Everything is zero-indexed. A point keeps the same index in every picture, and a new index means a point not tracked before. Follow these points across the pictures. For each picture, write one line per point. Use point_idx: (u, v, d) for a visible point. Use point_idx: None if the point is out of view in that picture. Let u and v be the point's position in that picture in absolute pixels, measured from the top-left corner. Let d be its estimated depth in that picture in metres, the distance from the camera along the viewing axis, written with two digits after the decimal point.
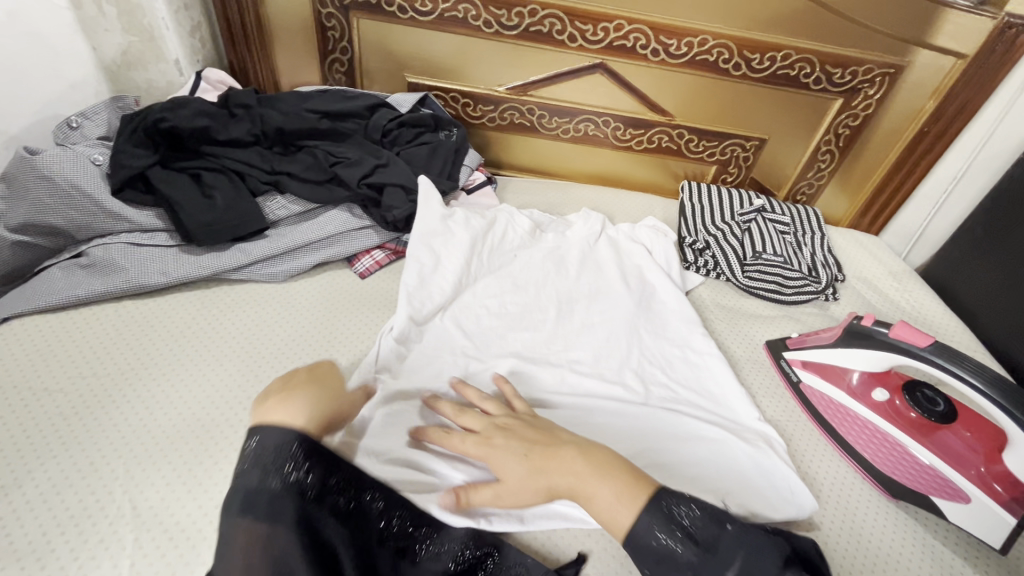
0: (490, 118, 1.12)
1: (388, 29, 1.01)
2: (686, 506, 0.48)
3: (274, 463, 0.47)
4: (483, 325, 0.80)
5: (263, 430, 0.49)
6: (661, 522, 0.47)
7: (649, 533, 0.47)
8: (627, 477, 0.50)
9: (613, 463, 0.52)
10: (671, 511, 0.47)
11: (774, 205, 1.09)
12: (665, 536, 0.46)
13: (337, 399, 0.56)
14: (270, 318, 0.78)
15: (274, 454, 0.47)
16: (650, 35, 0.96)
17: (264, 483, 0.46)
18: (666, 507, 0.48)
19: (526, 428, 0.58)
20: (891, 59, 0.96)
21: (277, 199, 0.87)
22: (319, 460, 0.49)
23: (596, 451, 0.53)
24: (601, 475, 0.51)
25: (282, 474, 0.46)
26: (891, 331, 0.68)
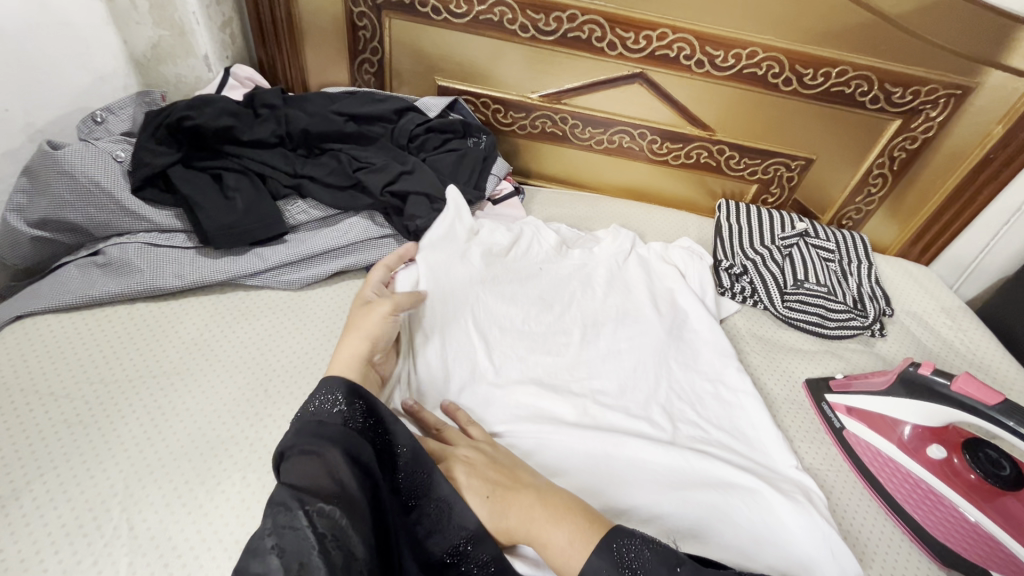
0: (521, 125, 1.07)
1: (421, 30, 0.97)
2: (635, 545, 0.48)
3: (324, 398, 0.51)
4: (503, 346, 0.77)
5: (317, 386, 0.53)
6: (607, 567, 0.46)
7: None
8: (579, 519, 0.50)
9: (573, 509, 0.51)
10: (620, 554, 0.47)
11: (818, 230, 1.02)
12: None
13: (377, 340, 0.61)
14: (284, 327, 0.75)
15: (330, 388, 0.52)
16: (695, 45, 0.91)
17: (317, 412, 0.50)
18: (615, 549, 0.47)
19: (489, 467, 0.56)
20: (958, 80, 0.89)
21: (298, 203, 0.84)
22: (366, 402, 0.52)
23: (556, 496, 0.53)
24: (555, 520, 0.50)
25: (331, 406, 0.50)
26: (952, 383, 0.62)
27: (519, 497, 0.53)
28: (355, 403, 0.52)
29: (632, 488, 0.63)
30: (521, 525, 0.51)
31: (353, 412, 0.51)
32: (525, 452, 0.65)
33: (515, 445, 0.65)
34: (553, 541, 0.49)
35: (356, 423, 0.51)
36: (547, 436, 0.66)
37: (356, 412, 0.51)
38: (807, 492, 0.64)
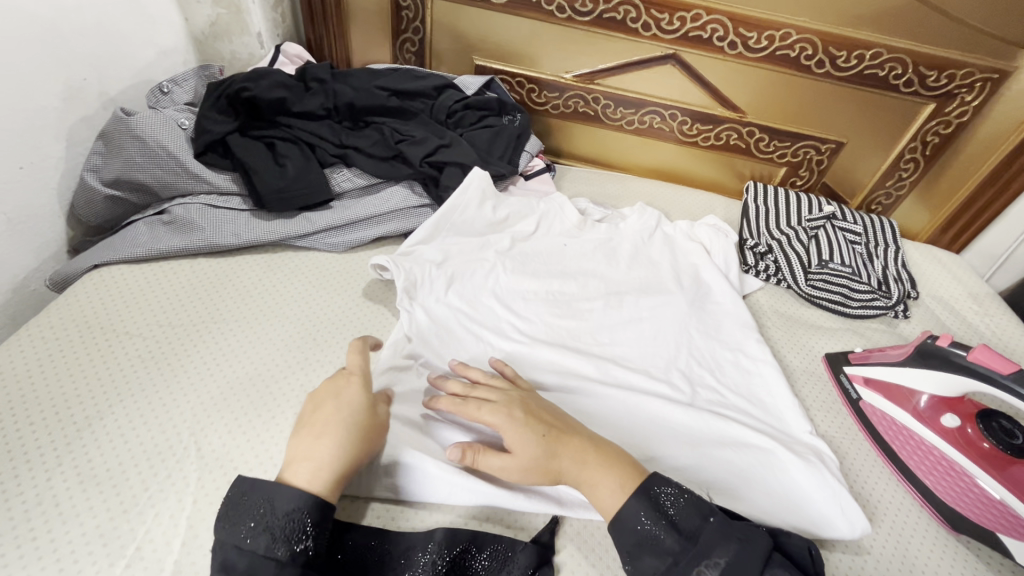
0: (554, 105, 1.11)
1: (462, 11, 1.01)
2: (672, 495, 0.52)
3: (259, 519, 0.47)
4: (530, 309, 0.82)
5: (273, 494, 0.48)
6: (642, 510, 0.51)
7: (633, 517, 0.51)
8: (627, 471, 0.55)
9: (622, 461, 0.56)
10: (658, 498, 0.52)
11: (846, 213, 1.03)
12: (649, 522, 0.50)
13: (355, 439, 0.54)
14: (330, 285, 0.81)
15: (268, 513, 0.47)
16: (729, 26, 0.92)
17: (257, 544, 0.46)
18: (651, 494, 0.52)
19: (539, 409, 0.59)
20: (995, 64, 0.89)
21: (344, 171, 0.89)
22: (319, 520, 0.49)
23: (606, 447, 0.57)
24: (610, 466, 0.54)
25: (280, 542, 0.46)
26: (969, 354, 0.64)
27: (575, 442, 0.56)
28: (292, 524, 0.47)
29: (649, 442, 0.67)
30: (568, 463, 0.55)
31: (287, 539, 0.46)
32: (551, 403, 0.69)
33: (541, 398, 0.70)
34: (601, 489, 0.53)
35: (295, 549, 0.46)
36: (571, 392, 0.71)
37: (292, 535, 0.47)
38: (822, 458, 0.67)
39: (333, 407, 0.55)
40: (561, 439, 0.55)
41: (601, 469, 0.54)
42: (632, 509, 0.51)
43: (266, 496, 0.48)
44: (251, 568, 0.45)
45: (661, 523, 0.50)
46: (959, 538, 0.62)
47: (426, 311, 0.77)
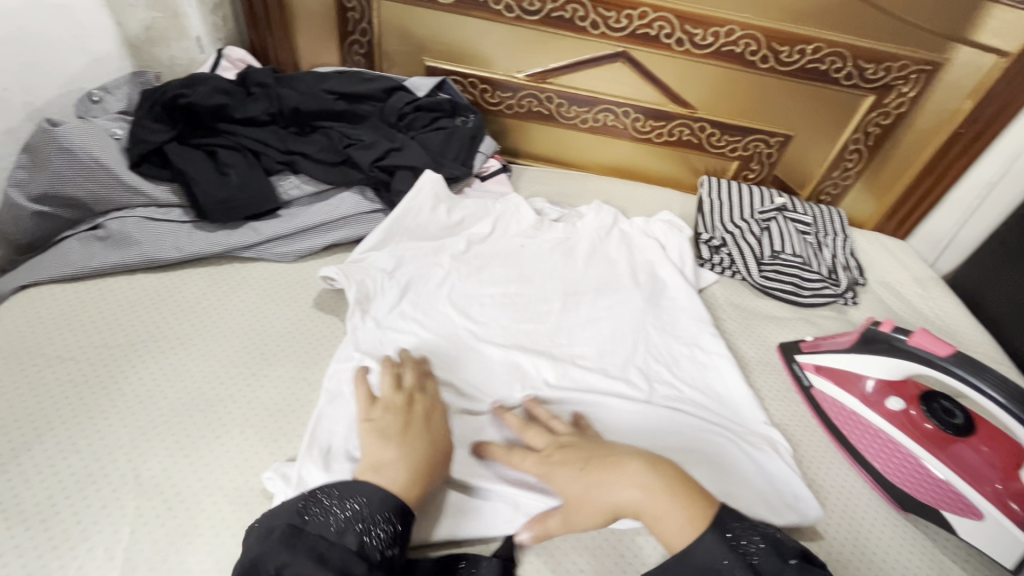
0: (507, 105, 1.10)
1: (409, 12, 1.00)
2: (754, 537, 0.47)
3: (344, 516, 0.49)
4: (487, 313, 0.81)
5: (367, 491, 0.50)
6: (720, 549, 0.46)
7: (712, 558, 0.46)
8: (687, 496, 0.49)
9: (687, 485, 0.51)
10: (738, 537, 0.46)
11: (795, 205, 1.06)
12: (725, 560, 0.45)
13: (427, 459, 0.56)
14: (277, 296, 0.79)
15: (356, 506, 0.49)
16: (675, 23, 0.93)
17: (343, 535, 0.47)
18: (732, 537, 0.47)
19: (586, 444, 0.58)
20: (928, 56, 0.92)
21: (291, 178, 0.87)
22: (402, 520, 0.50)
23: (664, 461, 0.52)
24: (670, 491, 0.50)
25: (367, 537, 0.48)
26: (910, 338, 0.66)
27: (617, 463, 0.52)
28: (382, 526, 0.49)
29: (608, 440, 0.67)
30: (602, 487, 0.51)
31: (375, 537, 0.48)
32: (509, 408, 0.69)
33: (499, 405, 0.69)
34: (663, 522, 0.48)
35: (376, 552, 0.47)
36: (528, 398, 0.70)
37: (376, 533, 0.48)
38: (777, 446, 0.69)
39: (417, 429, 0.58)
40: (606, 463, 0.53)
41: (628, 480, 0.51)
42: (712, 548, 0.46)
43: (359, 492, 0.50)
44: (344, 564, 0.45)
45: (742, 565, 0.45)
46: (911, 519, 0.64)
47: (379, 321, 0.76)
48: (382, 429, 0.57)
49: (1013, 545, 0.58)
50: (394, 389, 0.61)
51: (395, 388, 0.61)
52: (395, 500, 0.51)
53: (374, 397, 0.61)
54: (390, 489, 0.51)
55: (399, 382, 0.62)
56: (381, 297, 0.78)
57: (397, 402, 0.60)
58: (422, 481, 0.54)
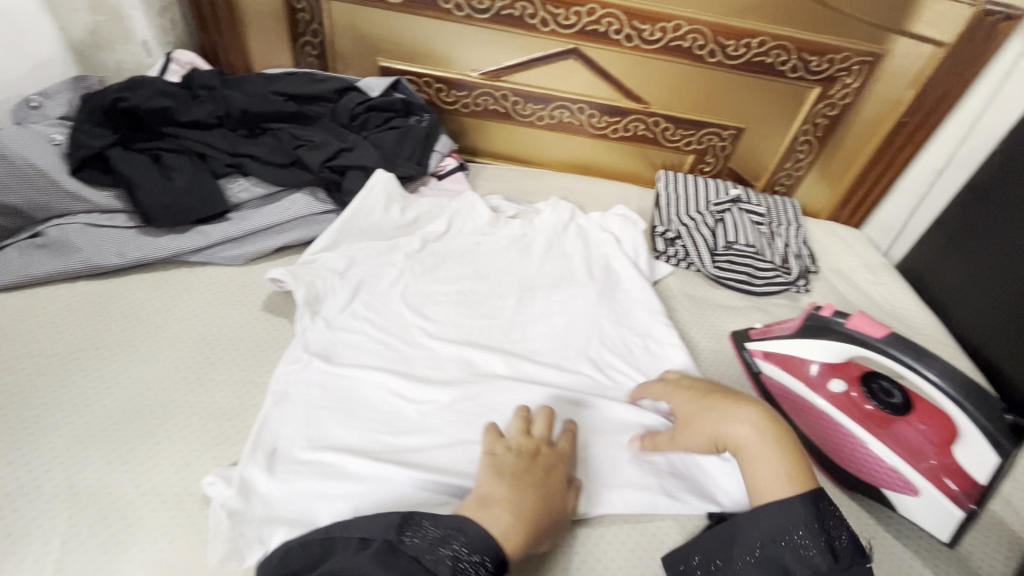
0: (463, 103, 1.10)
1: (359, 12, 1.00)
2: (842, 533, 0.51)
3: (444, 548, 0.48)
4: (441, 311, 0.81)
5: (467, 527, 0.49)
6: (803, 520, 0.51)
7: (790, 524, 0.51)
8: (796, 459, 0.55)
9: (795, 447, 0.56)
10: (827, 520, 0.51)
11: (749, 196, 1.08)
12: (802, 539, 0.50)
13: (545, 503, 0.54)
14: (225, 300, 0.77)
15: (459, 542, 0.48)
16: (623, 19, 0.95)
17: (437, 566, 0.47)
18: (820, 516, 0.51)
19: (710, 387, 0.66)
20: (869, 48, 0.95)
21: (239, 181, 0.86)
22: (493, 562, 0.48)
23: (779, 419, 0.58)
24: (778, 443, 0.56)
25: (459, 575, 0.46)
26: (848, 321, 0.67)
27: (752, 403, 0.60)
28: (476, 563, 0.47)
29: None
30: (719, 418, 0.60)
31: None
32: (460, 405, 0.69)
33: (449, 402, 0.69)
34: (763, 472, 0.55)
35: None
36: (479, 395, 0.70)
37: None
38: None
39: (528, 474, 0.56)
40: (731, 400, 0.61)
41: (744, 421, 0.58)
42: (797, 513, 0.51)
43: (461, 528, 0.49)
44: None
45: (821, 548, 0.49)
46: (856, 497, 0.67)
47: (330, 322, 0.75)
48: (499, 465, 0.56)
49: (943, 518, 0.59)
50: (523, 433, 0.61)
51: (525, 434, 0.60)
52: (494, 546, 0.48)
53: (504, 436, 0.60)
54: (486, 529, 0.50)
55: (530, 429, 0.61)
56: (332, 298, 0.78)
57: (523, 449, 0.59)
58: (521, 531, 0.51)
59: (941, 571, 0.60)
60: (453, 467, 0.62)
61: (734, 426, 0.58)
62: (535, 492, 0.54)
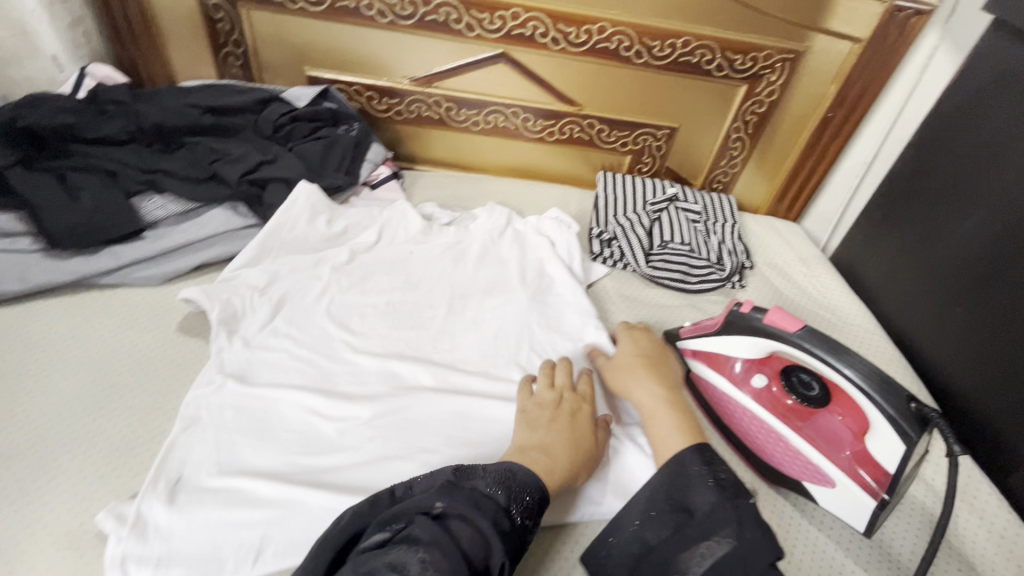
0: (397, 111, 1.08)
1: (280, 20, 0.98)
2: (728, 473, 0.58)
3: (493, 483, 0.54)
4: (368, 323, 0.79)
5: (516, 466, 0.56)
6: (695, 461, 0.58)
7: (684, 467, 0.58)
8: (687, 420, 0.64)
9: (687, 413, 0.65)
10: (713, 463, 0.58)
11: (686, 194, 1.09)
12: (691, 488, 0.56)
13: (575, 443, 0.61)
14: (137, 322, 0.74)
15: (513, 479, 0.54)
16: (548, 23, 0.95)
17: (486, 497, 0.52)
18: (709, 460, 0.58)
19: (657, 351, 0.75)
20: (790, 45, 0.97)
21: (154, 198, 0.83)
22: (539, 500, 0.54)
23: (679, 395, 0.68)
24: (672, 408, 0.65)
25: (510, 504, 0.53)
26: (766, 317, 0.67)
27: (659, 372, 0.71)
28: (522, 495, 0.53)
29: (481, 444, 0.66)
30: (633, 380, 0.70)
31: (518, 506, 0.53)
32: (382, 420, 0.67)
33: (370, 418, 0.67)
34: (660, 429, 0.63)
35: (515, 522, 0.52)
36: (402, 409, 0.68)
37: (516, 504, 0.53)
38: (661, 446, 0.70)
39: (553, 421, 0.63)
40: (657, 370, 0.71)
41: (650, 387, 0.68)
42: (681, 461, 0.58)
43: (513, 471, 0.55)
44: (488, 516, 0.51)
45: (710, 488, 0.55)
46: (781, 490, 0.67)
47: (248, 341, 0.73)
48: (532, 419, 0.64)
49: (859, 509, 0.60)
50: (549, 386, 0.69)
51: (550, 387, 0.68)
52: (536, 482, 0.55)
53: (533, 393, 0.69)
54: (532, 470, 0.57)
55: (554, 381, 0.70)
56: (252, 317, 0.75)
57: (550, 399, 0.67)
58: (557, 468, 0.58)
59: (862, 560, 0.61)
60: (370, 484, 0.60)
61: (642, 390, 0.68)
62: (561, 437, 0.62)
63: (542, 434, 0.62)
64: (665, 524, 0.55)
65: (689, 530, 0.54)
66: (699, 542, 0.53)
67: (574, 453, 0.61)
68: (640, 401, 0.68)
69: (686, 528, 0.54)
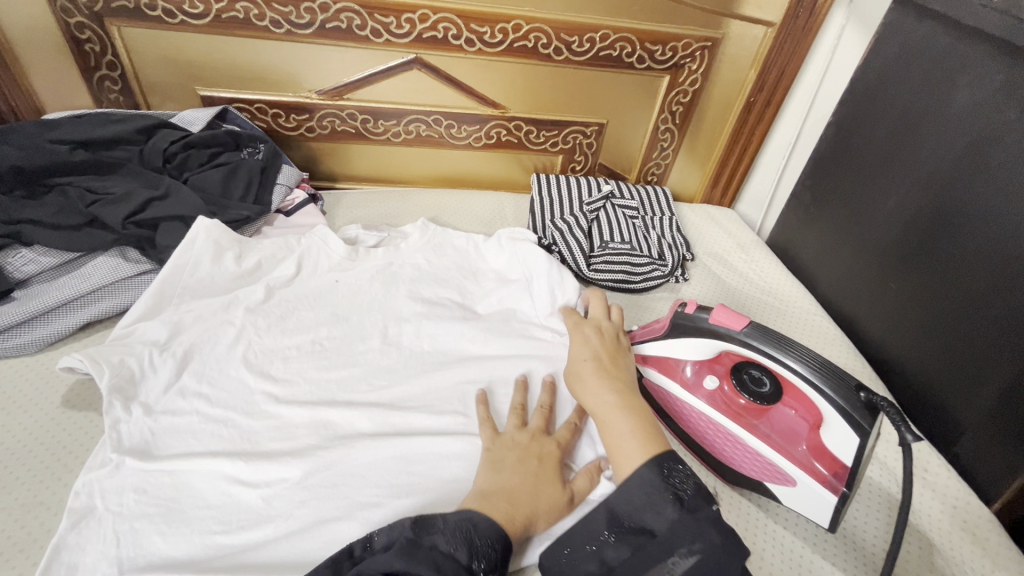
0: (309, 128, 1.00)
1: (160, 36, 0.87)
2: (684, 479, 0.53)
3: (450, 535, 0.50)
4: (292, 367, 0.71)
5: (472, 513, 0.52)
6: (654, 478, 0.52)
7: (642, 483, 0.52)
8: (647, 426, 0.58)
9: (647, 418, 0.59)
10: (672, 474, 0.53)
11: (621, 190, 1.07)
12: (656, 504, 0.51)
13: (536, 493, 0.57)
14: (11, 403, 0.64)
15: (471, 527, 0.51)
16: (460, 23, 0.89)
17: (445, 552, 0.49)
18: (666, 470, 0.53)
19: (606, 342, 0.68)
20: (706, 33, 0.96)
21: (21, 252, 0.72)
22: (502, 551, 0.51)
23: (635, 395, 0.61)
24: (627, 411, 0.59)
25: (472, 558, 0.49)
26: (712, 316, 0.65)
27: (621, 373, 0.64)
28: (484, 547, 0.50)
29: (428, 490, 0.61)
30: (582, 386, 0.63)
31: (481, 560, 0.49)
32: (314, 478, 0.60)
33: (300, 478, 0.60)
34: (619, 433, 0.57)
35: None
36: (336, 462, 0.61)
37: (478, 560, 0.49)
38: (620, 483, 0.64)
39: (519, 465, 0.59)
40: (603, 370, 0.63)
41: (606, 391, 0.61)
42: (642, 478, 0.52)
43: (470, 517, 0.52)
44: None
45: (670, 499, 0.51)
46: (743, 491, 0.66)
47: (150, 409, 0.64)
48: (497, 460, 0.60)
49: (822, 505, 0.59)
50: (517, 427, 0.64)
51: (519, 428, 0.64)
52: (494, 529, 0.51)
53: (499, 433, 0.64)
54: (493, 518, 0.52)
55: (525, 424, 0.65)
56: (153, 379, 0.66)
57: (518, 440, 0.62)
58: (518, 516, 0.54)
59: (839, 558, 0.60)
60: (304, 558, 0.54)
61: (594, 393, 0.61)
62: (524, 483, 0.57)
63: (505, 478, 0.57)
64: (625, 545, 0.51)
65: (650, 551, 0.50)
66: (663, 560, 0.49)
67: (532, 505, 0.55)
68: (593, 408, 0.60)
69: (646, 549, 0.50)
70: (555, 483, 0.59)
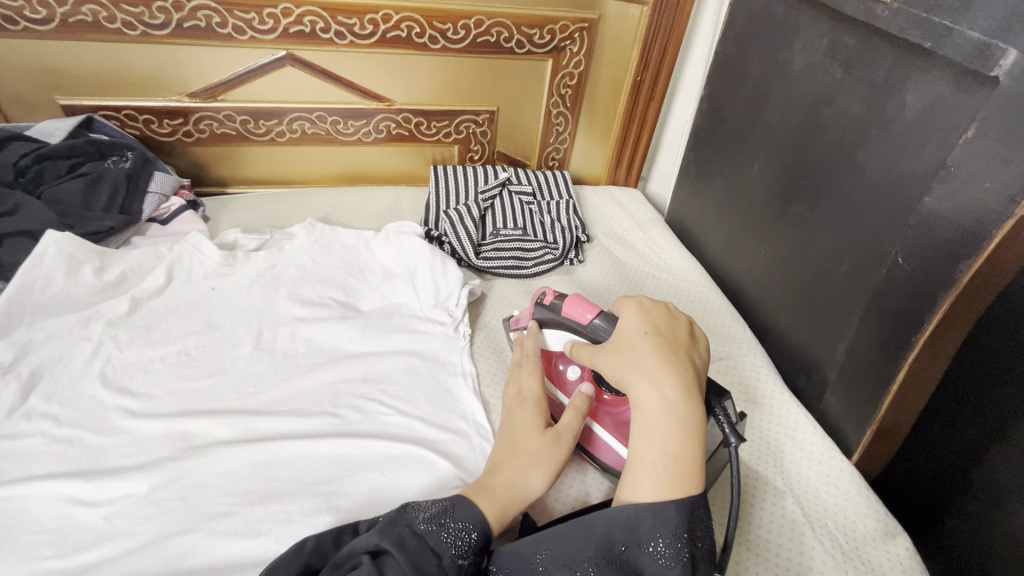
0: (184, 132, 0.96)
1: (6, 45, 0.83)
2: (704, 537, 0.46)
3: (429, 510, 0.48)
4: (154, 380, 0.69)
5: (461, 500, 0.49)
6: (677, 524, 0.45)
7: (657, 524, 0.45)
8: (692, 455, 0.48)
9: (698, 438, 0.49)
10: (695, 529, 0.45)
11: (518, 176, 1.07)
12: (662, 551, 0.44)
13: (515, 458, 0.54)
14: None
15: (449, 506, 0.48)
16: (325, 16, 0.88)
17: (413, 523, 0.46)
18: (692, 523, 0.46)
19: (668, 323, 0.59)
20: (581, 14, 0.96)
21: None
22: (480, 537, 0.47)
23: (696, 401, 0.51)
24: (676, 425, 0.49)
25: (444, 539, 0.45)
26: (564, 305, 0.65)
27: (682, 365, 0.54)
28: (461, 529, 0.47)
29: (284, 493, 0.59)
30: (634, 370, 0.54)
31: (452, 541, 0.46)
32: (162, 491, 0.58)
33: (147, 492, 0.58)
34: (654, 450, 0.49)
35: (447, 560, 0.44)
36: (189, 473, 0.60)
37: (453, 539, 0.46)
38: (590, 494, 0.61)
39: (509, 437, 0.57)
40: (659, 356, 0.54)
41: (660, 387, 0.51)
42: (665, 519, 0.45)
43: (452, 500, 0.49)
44: (417, 553, 0.44)
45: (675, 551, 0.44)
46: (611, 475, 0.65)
47: None
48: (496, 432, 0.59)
49: None
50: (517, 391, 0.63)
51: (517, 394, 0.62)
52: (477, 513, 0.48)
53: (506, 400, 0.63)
54: (477, 504, 0.49)
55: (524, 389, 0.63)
56: None
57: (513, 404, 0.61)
58: (497, 496, 0.51)
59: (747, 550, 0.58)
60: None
61: (648, 386, 0.52)
62: (502, 453, 0.55)
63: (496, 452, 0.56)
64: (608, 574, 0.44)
65: None
66: None
67: (512, 475, 0.53)
68: (642, 403, 0.51)
69: None
70: (539, 445, 0.55)
